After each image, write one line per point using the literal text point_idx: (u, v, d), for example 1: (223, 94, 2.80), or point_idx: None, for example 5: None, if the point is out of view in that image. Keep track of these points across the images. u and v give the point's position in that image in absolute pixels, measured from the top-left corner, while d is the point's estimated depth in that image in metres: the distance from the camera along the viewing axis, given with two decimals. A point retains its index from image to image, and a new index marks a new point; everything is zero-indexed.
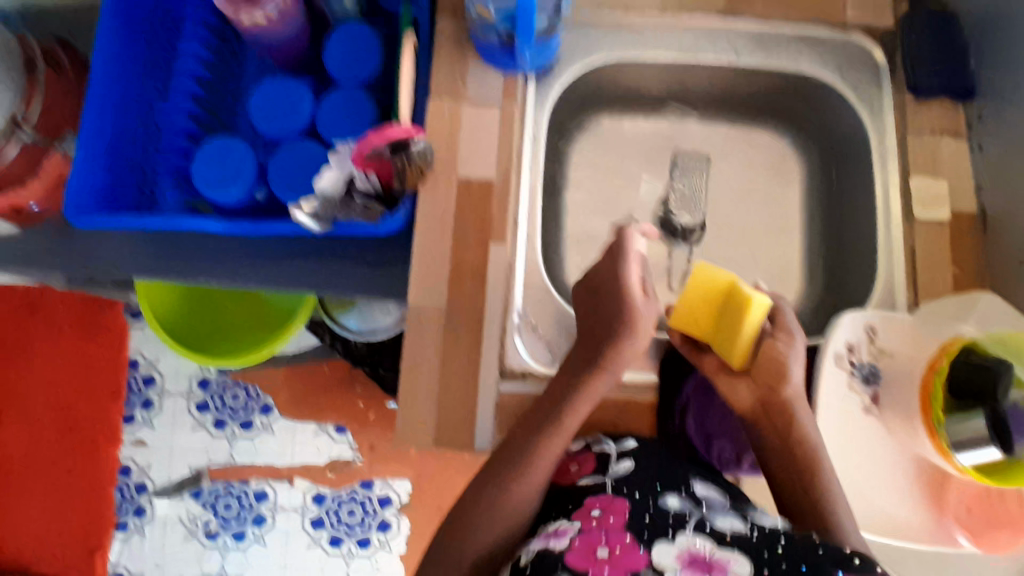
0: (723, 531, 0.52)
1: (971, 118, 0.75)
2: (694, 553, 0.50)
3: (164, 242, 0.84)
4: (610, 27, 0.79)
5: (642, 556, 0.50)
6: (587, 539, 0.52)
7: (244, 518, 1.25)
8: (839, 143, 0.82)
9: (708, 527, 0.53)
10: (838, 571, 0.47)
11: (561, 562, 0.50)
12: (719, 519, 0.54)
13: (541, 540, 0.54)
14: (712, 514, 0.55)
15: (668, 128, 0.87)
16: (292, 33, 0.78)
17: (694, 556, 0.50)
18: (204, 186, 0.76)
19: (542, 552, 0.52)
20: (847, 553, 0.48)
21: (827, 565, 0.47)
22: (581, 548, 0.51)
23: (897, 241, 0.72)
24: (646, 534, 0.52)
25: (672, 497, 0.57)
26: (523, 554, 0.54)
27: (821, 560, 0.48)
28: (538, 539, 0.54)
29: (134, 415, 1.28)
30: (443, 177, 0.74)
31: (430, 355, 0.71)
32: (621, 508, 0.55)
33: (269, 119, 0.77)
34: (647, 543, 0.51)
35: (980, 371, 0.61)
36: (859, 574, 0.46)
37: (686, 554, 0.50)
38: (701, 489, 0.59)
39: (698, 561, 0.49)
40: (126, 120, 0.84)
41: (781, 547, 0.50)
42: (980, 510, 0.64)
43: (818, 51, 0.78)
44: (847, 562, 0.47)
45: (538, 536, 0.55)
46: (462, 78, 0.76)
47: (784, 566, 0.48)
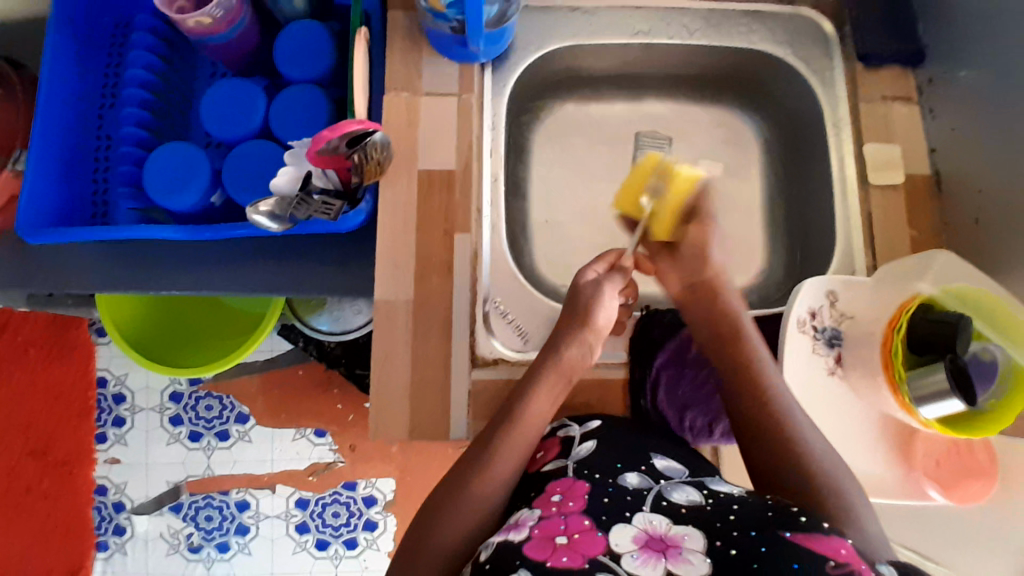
0: (678, 505, 0.53)
1: (922, 82, 0.77)
2: (650, 532, 0.50)
3: (123, 256, 0.82)
4: (561, 12, 0.79)
5: (599, 540, 0.49)
6: (546, 527, 0.51)
7: (227, 528, 1.23)
8: (795, 115, 0.83)
9: (664, 503, 0.53)
10: (785, 532, 0.46)
11: (519, 552, 0.48)
12: (675, 493, 0.54)
13: (500, 534, 0.52)
14: (668, 488, 0.55)
15: (626, 110, 0.87)
16: (241, 34, 0.76)
17: (650, 535, 0.50)
18: (159, 194, 0.74)
19: (501, 545, 0.50)
20: (793, 511, 0.48)
21: (775, 528, 0.46)
22: (540, 537, 0.49)
23: (855, 207, 0.74)
24: (604, 516, 0.51)
25: (632, 474, 0.57)
26: (481, 552, 0.51)
27: (771, 523, 0.47)
28: (496, 534, 0.52)
29: (106, 433, 1.25)
30: (404, 170, 0.73)
31: (401, 349, 0.70)
32: (580, 491, 0.54)
33: (223, 124, 0.76)
34: (604, 526, 0.50)
35: (940, 327, 0.61)
36: (803, 532, 0.46)
37: (642, 535, 0.50)
38: (661, 463, 0.59)
39: (653, 541, 0.49)
40: (75, 131, 0.81)
41: (733, 515, 0.49)
42: (948, 462, 0.66)
43: (767, 27, 0.79)
44: (794, 520, 0.47)
45: (498, 531, 0.53)
46: (418, 69, 0.76)
47: (735, 534, 0.47)
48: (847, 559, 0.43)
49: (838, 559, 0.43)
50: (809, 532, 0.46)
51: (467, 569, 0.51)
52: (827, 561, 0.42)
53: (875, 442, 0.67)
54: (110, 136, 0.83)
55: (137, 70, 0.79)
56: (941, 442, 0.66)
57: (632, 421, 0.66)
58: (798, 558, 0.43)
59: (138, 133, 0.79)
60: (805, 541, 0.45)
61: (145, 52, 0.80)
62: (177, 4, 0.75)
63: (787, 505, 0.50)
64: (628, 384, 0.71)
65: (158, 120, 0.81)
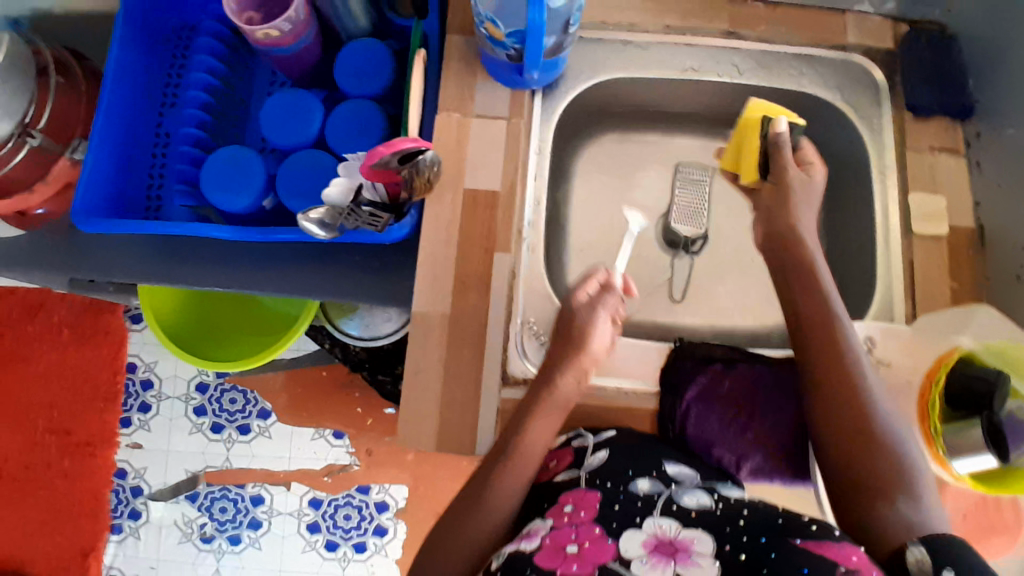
0: (688, 509, 0.54)
1: (970, 135, 0.77)
2: (659, 536, 0.51)
3: (170, 250, 0.85)
4: (615, 44, 0.80)
5: (609, 547, 0.50)
6: (558, 537, 0.52)
7: (240, 522, 1.25)
8: (838, 159, 0.83)
9: (674, 507, 0.54)
10: (795, 540, 0.47)
11: (531, 561, 0.49)
12: (686, 497, 0.56)
13: (512, 543, 0.53)
14: (678, 493, 0.57)
15: (670, 141, 0.88)
16: (304, 47, 0.79)
17: (659, 539, 0.51)
18: (213, 195, 0.77)
19: (514, 553, 0.51)
20: (803, 522, 0.49)
21: (784, 536, 0.48)
22: (551, 547, 0.51)
23: (896, 255, 0.74)
24: (615, 524, 0.53)
25: (643, 481, 0.58)
26: (493, 561, 0.53)
27: (780, 532, 0.49)
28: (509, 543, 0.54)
29: (131, 418, 1.28)
30: (450, 188, 0.75)
31: (433, 362, 0.72)
32: (591, 501, 0.56)
33: (280, 132, 0.78)
34: (615, 533, 0.52)
35: (978, 381, 0.61)
36: (815, 540, 0.47)
37: (652, 539, 0.51)
38: (672, 470, 0.61)
39: (662, 546, 0.50)
40: (134, 127, 0.84)
41: (743, 522, 0.51)
42: (975, 519, 0.65)
43: (819, 70, 0.79)
44: (805, 530, 0.48)
45: (511, 540, 0.55)
46: (470, 90, 0.78)
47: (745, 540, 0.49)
48: (858, 566, 0.43)
49: (848, 565, 0.43)
50: (820, 540, 0.47)
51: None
52: (836, 567, 0.43)
53: None
54: (168, 134, 0.86)
55: (201, 74, 0.82)
56: (969, 499, 0.66)
57: (651, 437, 0.66)
58: (805, 562, 0.44)
59: (196, 133, 0.82)
60: (814, 548, 0.46)
61: (208, 57, 0.83)
62: (245, 15, 0.78)
63: (799, 516, 0.51)
64: (657, 414, 0.71)
65: (216, 122, 0.84)
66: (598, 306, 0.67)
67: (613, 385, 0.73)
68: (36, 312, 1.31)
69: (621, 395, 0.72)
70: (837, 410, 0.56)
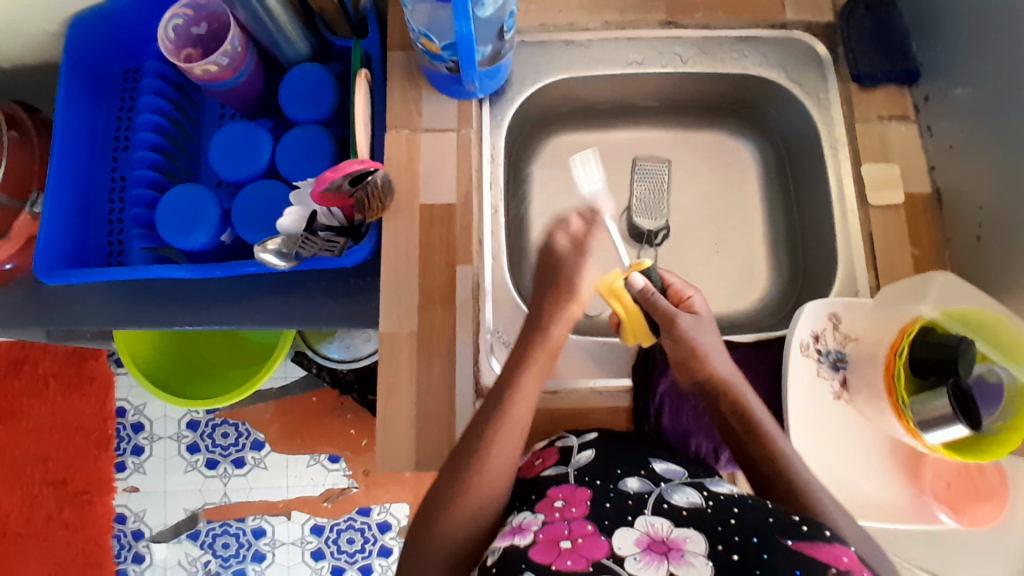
0: (679, 507, 0.52)
1: (918, 100, 0.77)
2: (652, 535, 0.49)
3: (136, 292, 0.84)
4: (557, 46, 0.80)
5: (603, 543, 0.48)
6: (551, 532, 0.50)
7: (244, 555, 1.25)
8: (791, 137, 0.83)
9: (665, 505, 0.52)
10: (787, 540, 0.46)
11: (524, 557, 0.47)
12: (676, 495, 0.54)
13: (505, 537, 0.51)
14: (669, 489, 0.54)
15: (624, 136, 0.89)
16: (246, 78, 0.79)
17: (652, 538, 0.49)
18: (169, 235, 0.76)
19: (507, 549, 0.49)
20: (794, 522, 0.48)
21: (775, 535, 0.46)
22: (546, 541, 0.49)
23: (855, 228, 0.74)
24: (607, 521, 0.51)
25: (632, 479, 0.56)
26: (487, 556, 0.51)
27: (772, 531, 0.47)
28: (501, 538, 0.52)
29: (124, 462, 1.28)
30: (405, 205, 0.75)
31: (405, 380, 0.71)
32: (583, 498, 0.53)
33: (228, 166, 0.78)
34: (607, 531, 0.50)
35: (943, 350, 0.60)
36: (806, 541, 0.45)
37: (644, 538, 0.49)
38: (661, 466, 0.59)
39: (655, 544, 0.48)
40: (89, 175, 0.84)
41: (734, 520, 0.49)
42: (960, 485, 0.64)
43: (761, 52, 0.80)
44: (796, 530, 0.47)
45: (502, 534, 0.52)
46: (417, 106, 0.78)
47: (736, 536, 0.47)
48: (849, 567, 0.43)
49: (840, 567, 0.43)
50: (813, 542, 0.45)
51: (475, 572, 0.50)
52: (828, 569, 0.43)
53: (880, 463, 0.66)
54: (123, 177, 0.86)
55: (148, 115, 0.82)
56: (947, 464, 0.65)
57: (632, 436, 0.65)
58: (798, 564, 0.44)
59: (149, 175, 0.81)
60: (808, 550, 0.45)
61: (154, 97, 0.83)
62: (183, 52, 0.78)
63: (789, 516, 0.49)
64: (631, 411, 0.71)
65: (169, 161, 0.84)
66: (585, 251, 0.62)
67: (587, 384, 0.72)
68: (20, 364, 1.30)
69: (596, 396, 0.72)
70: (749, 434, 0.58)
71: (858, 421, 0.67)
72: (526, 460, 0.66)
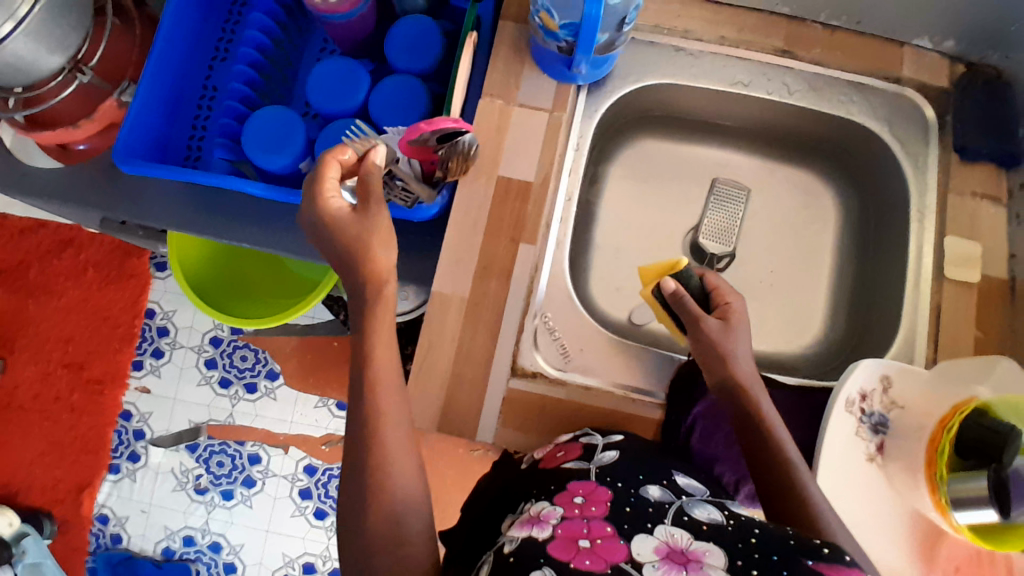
0: (699, 521, 0.52)
1: (1014, 185, 0.75)
2: (672, 545, 0.49)
3: (203, 199, 0.86)
4: (664, 52, 0.80)
5: (622, 548, 0.49)
6: (569, 528, 0.51)
7: (235, 478, 1.27)
8: (875, 195, 0.82)
9: (685, 518, 0.53)
10: (807, 561, 0.45)
11: (543, 550, 0.48)
12: (697, 510, 0.54)
13: (523, 528, 0.53)
14: (689, 503, 0.55)
15: (708, 155, 0.88)
16: (360, 16, 0.80)
17: (671, 548, 0.49)
18: (255, 152, 0.78)
19: (525, 539, 0.51)
20: (817, 544, 0.47)
21: (797, 555, 0.45)
22: (563, 538, 0.50)
23: (924, 296, 0.72)
24: (626, 525, 0.51)
25: (654, 488, 0.57)
26: (504, 545, 0.52)
27: (792, 551, 0.46)
28: (519, 527, 0.53)
29: (143, 362, 1.31)
30: (484, 173, 0.75)
31: (447, 343, 0.72)
32: (603, 498, 0.55)
33: (325, 99, 0.79)
34: (627, 535, 0.50)
35: (992, 434, 0.59)
36: (826, 562, 0.44)
37: (664, 546, 0.49)
38: (683, 480, 0.60)
39: (674, 554, 0.48)
40: (182, 76, 0.86)
41: (755, 539, 0.48)
42: (970, 572, 0.64)
43: (869, 99, 0.78)
44: (817, 553, 0.46)
45: (520, 524, 0.54)
46: (517, 79, 0.78)
47: (756, 555, 0.46)
48: None
49: None
50: (832, 564, 0.44)
51: (489, 558, 0.52)
52: None
53: (899, 535, 0.65)
54: (215, 87, 0.89)
55: (254, 32, 0.83)
56: (963, 550, 0.65)
57: (655, 444, 0.66)
58: None
59: (244, 90, 0.83)
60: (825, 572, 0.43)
61: (263, 15, 0.84)
62: None
63: (811, 539, 0.48)
64: (661, 424, 0.72)
65: (264, 82, 0.86)
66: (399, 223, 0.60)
67: (621, 388, 0.73)
68: (65, 248, 1.34)
69: (628, 402, 0.72)
70: (773, 474, 0.55)
71: (887, 487, 0.66)
72: (547, 451, 0.67)
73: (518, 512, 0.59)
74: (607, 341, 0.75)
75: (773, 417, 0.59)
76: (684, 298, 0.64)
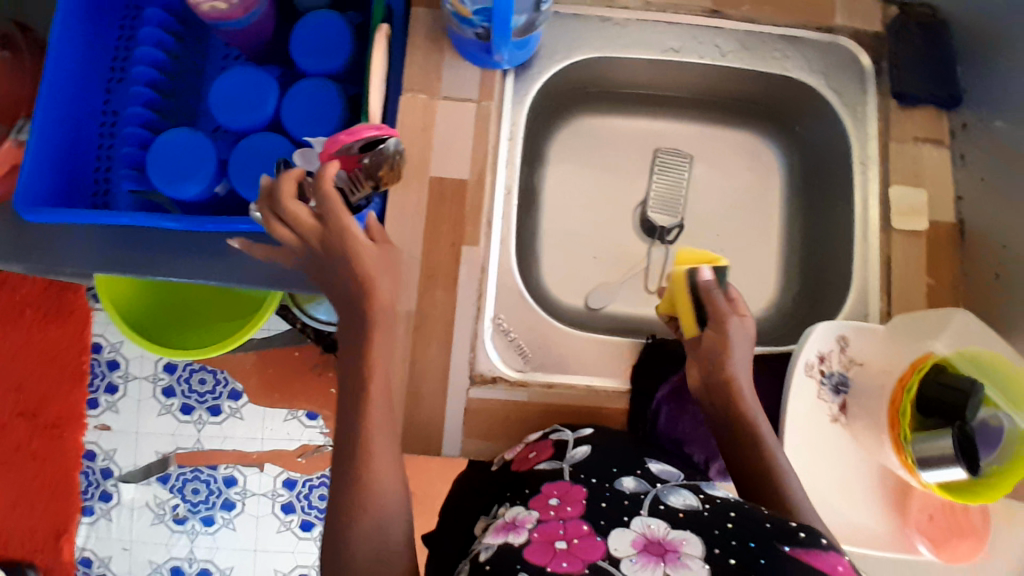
0: (676, 509, 0.51)
1: (955, 127, 0.74)
2: (648, 536, 0.48)
3: (125, 237, 0.80)
4: (590, 24, 0.76)
5: (599, 545, 0.47)
6: (546, 531, 0.49)
7: (213, 503, 1.24)
8: (818, 148, 0.81)
9: (661, 506, 0.52)
10: (783, 546, 0.45)
11: (519, 556, 0.47)
12: (672, 496, 0.53)
13: (498, 535, 0.51)
14: (665, 490, 0.54)
15: (649, 125, 0.85)
16: (255, 22, 0.74)
17: (647, 539, 0.48)
18: (163, 183, 0.72)
19: (501, 547, 0.49)
20: (792, 526, 0.47)
21: (773, 541, 0.45)
22: (540, 541, 0.48)
23: (874, 249, 0.72)
24: (603, 521, 0.50)
25: (628, 479, 0.56)
26: (478, 552, 0.50)
27: (768, 536, 0.47)
28: (495, 534, 0.51)
29: (97, 399, 1.25)
30: (415, 176, 0.72)
31: (398, 357, 0.69)
32: (578, 496, 0.53)
33: (231, 114, 0.73)
34: (603, 532, 0.49)
35: (951, 392, 0.61)
36: (803, 548, 0.45)
37: (640, 539, 0.48)
38: (656, 467, 0.58)
39: (652, 546, 0.47)
40: (78, 105, 0.79)
41: (731, 524, 0.48)
42: (942, 521, 0.65)
43: (804, 52, 0.76)
44: (793, 537, 0.46)
45: (494, 531, 0.52)
46: (438, 70, 0.73)
47: (732, 540, 0.46)
48: None
49: None
50: (809, 549, 0.45)
51: (465, 568, 0.50)
52: None
53: (871, 494, 0.66)
54: (115, 112, 0.81)
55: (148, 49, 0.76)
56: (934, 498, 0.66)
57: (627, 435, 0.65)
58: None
59: (144, 114, 0.77)
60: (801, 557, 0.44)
61: (155, 29, 0.77)
62: None
63: (785, 521, 0.48)
64: (628, 414, 0.70)
65: (166, 100, 0.80)
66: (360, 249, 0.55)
67: (584, 383, 0.71)
68: None
69: (592, 394, 0.71)
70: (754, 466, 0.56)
71: (855, 445, 0.66)
72: (518, 452, 0.65)
73: (492, 517, 0.57)
74: (564, 337, 0.72)
75: (756, 410, 0.58)
76: (714, 291, 0.62)
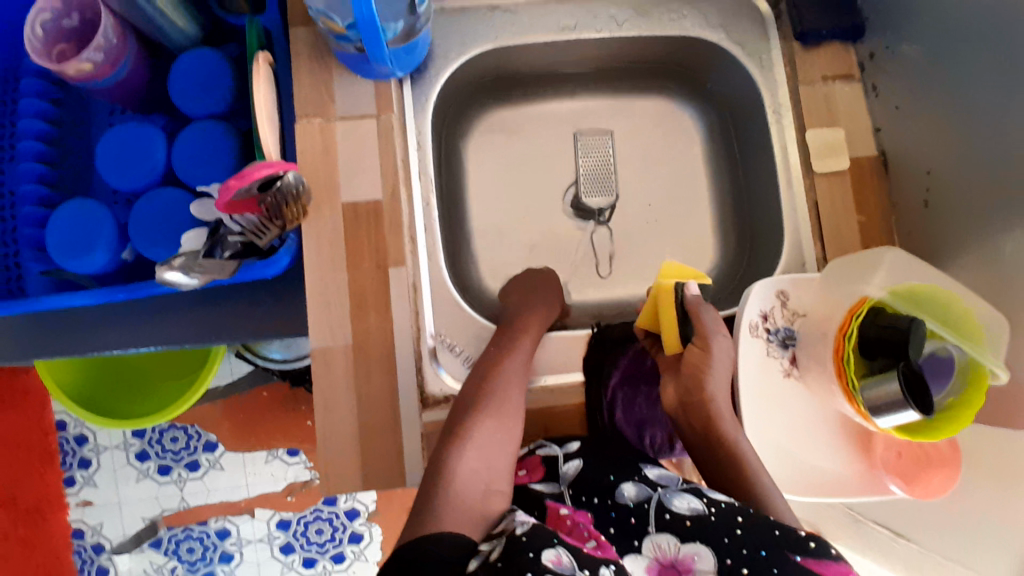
0: (682, 516, 0.50)
1: (863, 58, 0.73)
2: (661, 559, 0.48)
3: (49, 322, 0.75)
4: (478, 17, 0.73)
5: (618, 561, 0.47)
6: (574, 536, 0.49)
7: (211, 557, 1.22)
8: (734, 102, 0.79)
9: (667, 516, 0.51)
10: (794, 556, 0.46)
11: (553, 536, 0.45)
12: (675, 500, 0.52)
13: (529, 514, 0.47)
14: (668, 494, 0.53)
15: (562, 106, 0.83)
16: (125, 76, 0.70)
17: (661, 563, 0.48)
18: (64, 260, 0.69)
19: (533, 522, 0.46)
20: (800, 535, 0.47)
21: (784, 552, 0.46)
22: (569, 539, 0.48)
23: (800, 196, 0.71)
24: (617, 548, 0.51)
25: (628, 485, 0.55)
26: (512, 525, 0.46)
27: (778, 547, 0.46)
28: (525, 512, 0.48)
29: (73, 477, 1.21)
30: (326, 204, 0.69)
31: (344, 393, 0.67)
32: (588, 518, 0.53)
33: (120, 174, 0.70)
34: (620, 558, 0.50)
35: (891, 332, 0.58)
36: (815, 558, 0.45)
37: (655, 563, 0.48)
38: (654, 471, 0.57)
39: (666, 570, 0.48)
40: None
41: (739, 531, 0.48)
42: (909, 454, 0.62)
43: (700, 10, 0.74)
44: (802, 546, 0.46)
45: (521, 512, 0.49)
46: (329, 90, 0.70)
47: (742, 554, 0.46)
48: None
49: None
50: (820, 560, 0.45)
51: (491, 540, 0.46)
52: None
53: (835, 440, 0.65)
54: (11, 192, 0.74)
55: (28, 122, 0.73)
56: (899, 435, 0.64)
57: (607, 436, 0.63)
58: None
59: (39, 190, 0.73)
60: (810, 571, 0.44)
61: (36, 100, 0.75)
62: (56, 50, 0.69)
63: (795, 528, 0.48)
64: (585, 406, 0.69)
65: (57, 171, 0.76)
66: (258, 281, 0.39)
67: (539, 383, 0.69)
68: None
69: (546, 393, 0.69)
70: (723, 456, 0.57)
71: (809, 395, 0.66)
72: None
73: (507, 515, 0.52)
74: None
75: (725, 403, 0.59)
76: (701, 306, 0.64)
